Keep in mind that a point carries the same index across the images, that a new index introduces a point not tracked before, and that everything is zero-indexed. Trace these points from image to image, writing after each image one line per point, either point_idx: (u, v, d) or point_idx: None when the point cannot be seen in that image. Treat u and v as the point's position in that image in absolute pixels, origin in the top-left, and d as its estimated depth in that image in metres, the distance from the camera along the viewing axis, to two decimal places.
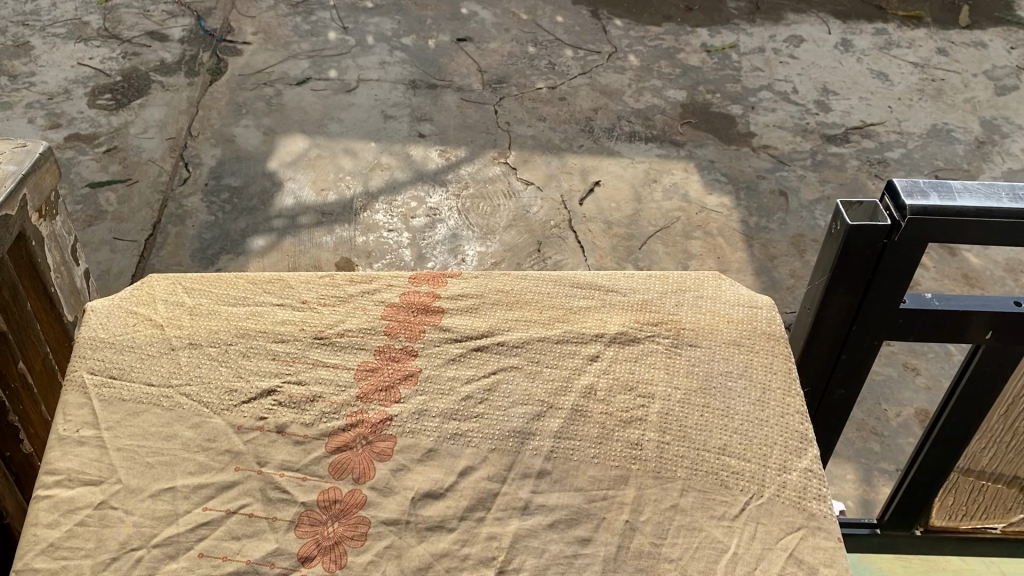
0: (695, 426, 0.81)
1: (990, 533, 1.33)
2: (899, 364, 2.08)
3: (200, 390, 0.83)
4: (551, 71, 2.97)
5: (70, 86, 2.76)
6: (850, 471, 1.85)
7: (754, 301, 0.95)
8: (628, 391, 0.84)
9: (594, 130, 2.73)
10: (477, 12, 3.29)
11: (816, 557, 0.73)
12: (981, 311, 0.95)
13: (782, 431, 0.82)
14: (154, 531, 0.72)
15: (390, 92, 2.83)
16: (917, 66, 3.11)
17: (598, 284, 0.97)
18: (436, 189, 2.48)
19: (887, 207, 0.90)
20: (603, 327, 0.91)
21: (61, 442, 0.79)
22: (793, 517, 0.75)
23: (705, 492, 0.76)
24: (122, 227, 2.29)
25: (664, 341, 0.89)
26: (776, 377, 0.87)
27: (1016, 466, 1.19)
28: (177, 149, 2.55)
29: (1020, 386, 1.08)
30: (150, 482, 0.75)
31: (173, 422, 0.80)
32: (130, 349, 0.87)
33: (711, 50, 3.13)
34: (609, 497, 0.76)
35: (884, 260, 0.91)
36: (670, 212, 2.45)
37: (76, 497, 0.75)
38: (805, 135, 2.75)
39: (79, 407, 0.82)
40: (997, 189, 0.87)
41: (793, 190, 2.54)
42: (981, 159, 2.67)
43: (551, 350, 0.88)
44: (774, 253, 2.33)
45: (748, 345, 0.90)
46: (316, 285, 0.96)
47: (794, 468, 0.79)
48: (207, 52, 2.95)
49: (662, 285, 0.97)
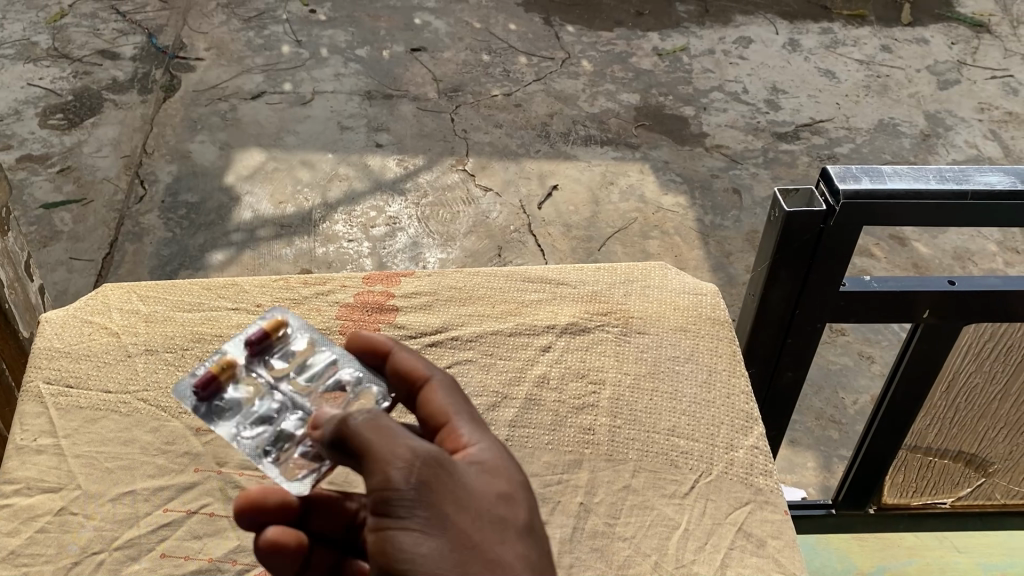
0: (644, 410, 0.94)
1: (940, 507, 1.37)
2: (854, 352, 2.12)
3: (158, 395, 0.94)
4: (505, 78, 2.98)
5: (21, 107, 2.72)
6: (811, 459, 1.90)
7: (699, 288, 1.09)
8: (579, 378, 0.97)
9: (550, 135, 2.75)
10: (430, 22, 3.27)
11: (763, 530, 0.85)
12: (919, 291, 0.98)
13: (729, 411, 0.95)
14: (115, 534, 0.83)
15: (346, 104, 2.83)
16: (863, 63, 3.18)
17: (549, 278, 1.09)
18: (394, 199, 2.49)
19: (822, 194, 0.94)
20: (555, 318, 1.03)
21: (20, 451, 0.90)
22: (741, 492, 0.88)
23: (656, 472, 0.89)
24: (78, 246, 2.28)
25: (614, 329, 1.02)
26: (721, 360, 1.00)
27: (960, 441, 1.23)
28: (132, 167, 2.53)
29: (960, 361, 1.11)
30: (110, 486, 0.87)
31: (131, 427, 0.91)
32: (86, 358, 0.97)
33: (662, 54, 3.17)
34: (564, 481, 0.88)
35: (822, 244, 0.95)
36: (628, 214, 2.49)
37: (35, 504, 0.85)
38: (757, 134, 2.81)
39: (35, 417, 0.93)
40: (925, 173, 0.92)
41: (746, 188, 2.60)
42: (926, 152, 2.77)
43: (504, 343, 1.00)
44: (729, 250, 2.40)
45: (693, 330, 1.03)
46: (269, 288, 1.05)
47: (740, 446, 0.92)
48: (159, 69, 2.92)
49: (613, 275, 1.10)
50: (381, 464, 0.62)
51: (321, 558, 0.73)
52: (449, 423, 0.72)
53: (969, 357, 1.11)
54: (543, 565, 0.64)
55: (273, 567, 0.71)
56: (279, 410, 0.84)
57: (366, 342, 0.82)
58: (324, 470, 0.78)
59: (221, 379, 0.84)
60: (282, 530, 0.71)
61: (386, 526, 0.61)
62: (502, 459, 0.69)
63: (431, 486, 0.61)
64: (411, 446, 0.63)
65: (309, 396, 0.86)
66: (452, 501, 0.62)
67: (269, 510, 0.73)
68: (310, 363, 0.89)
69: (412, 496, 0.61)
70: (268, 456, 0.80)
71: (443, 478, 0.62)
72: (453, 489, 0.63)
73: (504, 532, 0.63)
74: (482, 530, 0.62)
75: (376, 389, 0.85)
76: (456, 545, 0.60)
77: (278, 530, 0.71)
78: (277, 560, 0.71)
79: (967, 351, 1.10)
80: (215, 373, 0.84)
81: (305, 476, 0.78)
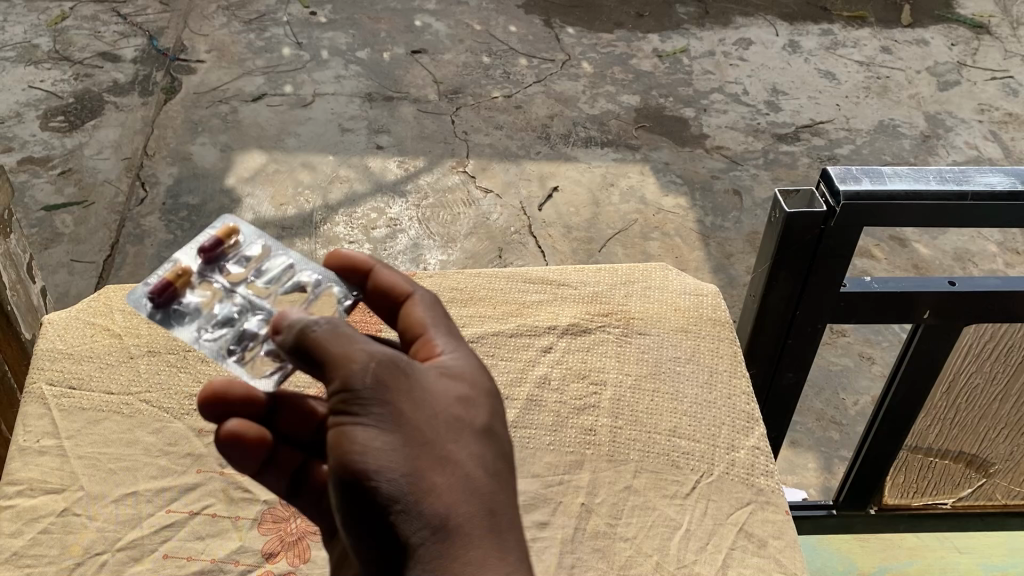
0: (645, 411, 0.94)
1: (941, 508, 1.37)
2: (855, 353, 2.11)
3: (160, 396, 0.95)
4: (506, 80, 2.98)
5: (22, 110, 2.73)
6: (812, 460, 1.90)
7: (700, 289, 1.09)
8: (580, 379, 0.97)
9: (551, 137, 2.75)
10: (431, 24, 3.27)
11: (765, 530, 0.85)
12: (921, 292, 0.98)
13: (730, 411, 0.95)
14: (118, 535, 0.84)
15: (347, 105, 2.83)
16: (863, 65, 3.18)
17: (550, 279, 1.09)
18: (395, 200, 2.50)
19: (823, 194, 0.94)
20: (555, 319, 1.03)
21: (23, 453, 0.90)
22: (743, 493, 0.88)
23: (657, 473, 0.89)
24: (79, 248, 2.29)
25: (615, 330, 1.02)
26: (722, 361, 1.00)
27: (961, 442, 1.23)
28: (133, 169, 2.54)
29: (960, 363, 1.12)
30: (113, 487, 0.87)
31: (134, 428, 0.92)
32: (89, 359, 0.98)
33: (662, 56, 3.17)
34: (565, 482, 0.88)
35: (823, 245, 0.95)
36: (628, 215, 2.50)
37: (39, 505, 0.86)
38: (757, 135, 2.81)
39: (39, 417, 0.93)
40: (925, 173, 0.92)
41: (746, 189, 2.61)
42: (926, 153, 2.77)
43: (506, 344, 1.00)
44: (730, 251, 2.41)
45: (694, 331, 1.03)
46: None
47: (741, 447, 0.92)
48: (160, 71, 2.92)
49: (614, 276, 1.10)
50: (339, 362, 0.65)
51: (284, 457, 0.76)
52: (426, 335, 0.75)
53: (969, 358, 1.11)
54: (496, 466, 0.67)
55: (234, 459, 0.74)
56: (240, 313, 0.90)
57: (345, 260, 0.86)
58: (288, 369, 0.85)
59: (178, 286, 0.89)
60: (244, 423, 0.74)
61: (342, 420, 0.64)
62: (469, 366, 0.72)
63: (388, 388, 0.64)
64: (368, 351, 0.66)
65: (268, 298, 0.93)
66: (407, 399, 0.65)
67: (233, 404, 0.77)
68: (266, 268, 0.95)
69: (366, 393, 0.64)
70: (233, 357, 0.86)
71: (400, 378, 0.65)
72: (408, 389, 0.66)
73: (460, 431, 0.66)
74: (436, 428, 0.65)
75: (336, 289, 0.92)
76: (409, 440, 0.64)
77: (239, 421, 0.74)
78: (237, 450, 0.74)
79: (968, 351, 1.10)
80: (171, 281, 0.89)
81: (272, 374, 0.85)
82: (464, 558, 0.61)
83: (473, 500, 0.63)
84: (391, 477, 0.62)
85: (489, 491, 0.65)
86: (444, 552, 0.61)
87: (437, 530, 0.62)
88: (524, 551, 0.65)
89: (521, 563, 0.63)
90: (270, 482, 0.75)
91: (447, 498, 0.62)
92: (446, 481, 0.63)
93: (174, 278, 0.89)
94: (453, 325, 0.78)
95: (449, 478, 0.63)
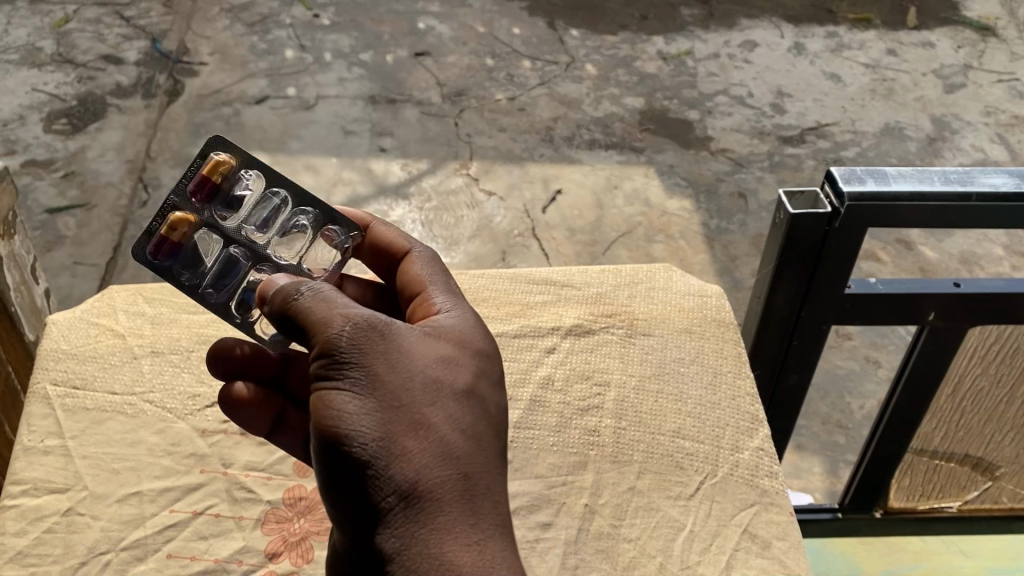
0: (649, 412, 0.94)
1: (946, 511, 1.37)
2: (861, 357, 2.11)
3: (163, 397, 0.95)
4: (509, 83, 2.97)
5: (24, 112, 2.74)
6: (817, 464, 1.90)
7: (704, 290, 1.09)
8: (583, 379, 0.97)
9: (555, 139, 2.75)
10: (434, 26, 3.26)
11: (770, 531, 0.86)
12: (924, 294, 0.98)
13: (735, 412, 0.95)
14: (122, 535, 0.84)
15: (350, 108, 2.84)
16: (869, 67, 3.17)
17: (553, 280, 1.09)
18: (398, 204, 2.51)
19: (827, 195, 0.94)
20: (559, 320, 1.03)
21: (27, 452, 0.90)
22: (747, 494, 0.88)
23: (661, 474, 0.89)
24: (82, 251, 2.32)
25: (619, 332, 1.02)
26: (726, 361, 1.00)
27: (967, 444, 1.23)
28: (136, 171, 2.55)
29: (965, 366, 1.11)
30: (115, 488, 0.87)
31: (137, 428, 0.92)
32: (92, 359, 0.98)
33: (667, 58, 3.16)
34: (568, 483, 0.88)
35: (827, 246, 0.95)
36: (633, 217, 2.50)
37: (42, 505, 0.86)
38: (761, 137, 2.81)
39: (43, 418, 0.93)
40: (929, 174, 0.92)
41: (751, 191, 2.61)
42: (932, 156, 2.77)
43: (510, 345, 1.00)
44: (735, 254, 2.42)
45: (698, 332, 1.03)
46: None
47: (746, 448, 0.92)
48: (163, 73, 2.93)
49: (618, 277, 1.10)
50: (318, 328, 0.69)
51: (293, 416, 0.87)
52: (426, 293, 0.83)
53: (974, 360, 1.11)
54: (476, 429, 0.68)
55: (244, 420, 0.85)
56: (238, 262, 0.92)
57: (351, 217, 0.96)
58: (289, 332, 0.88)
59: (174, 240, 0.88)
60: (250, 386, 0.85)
61: (322, 384, 0.67)
62: (455, 333, 0.75)
63: (364, 353, 0.67)
64: (346, 316, 0.69)
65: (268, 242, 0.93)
66: (383, 364, 0.67)
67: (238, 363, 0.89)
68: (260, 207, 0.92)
69: (343, 358, 0.67)
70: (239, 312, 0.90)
71: (376, 340, 0.68)
72: (385, 351, 0.68)
73: (437, 396, 0.68)
74: (411, 394, 0.67)
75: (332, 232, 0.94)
76: (382, 404, 0.66)
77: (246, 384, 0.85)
78: (246, 412, 0.84)
79: (973, 353, 1.10)
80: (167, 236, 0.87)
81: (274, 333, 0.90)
82: (433, 526, 0.62)
83: (448, 466, 0.65)
84: (362, 441, 0.64)
85: (465, 456, 0.66)
86: (414, 519, 0.62)
87: (406, 495, 0.63)
88: (501, 518, 0.65)
89: (495, 530, 0.64)
90: (281, 440, 0.87)
91: (417, 464, 0.64)
92: (418, 445, 0.65)
93: (172, 231, 0.87)
94: (450, 279, 0.86)
95: (422, 443, 0.65)
